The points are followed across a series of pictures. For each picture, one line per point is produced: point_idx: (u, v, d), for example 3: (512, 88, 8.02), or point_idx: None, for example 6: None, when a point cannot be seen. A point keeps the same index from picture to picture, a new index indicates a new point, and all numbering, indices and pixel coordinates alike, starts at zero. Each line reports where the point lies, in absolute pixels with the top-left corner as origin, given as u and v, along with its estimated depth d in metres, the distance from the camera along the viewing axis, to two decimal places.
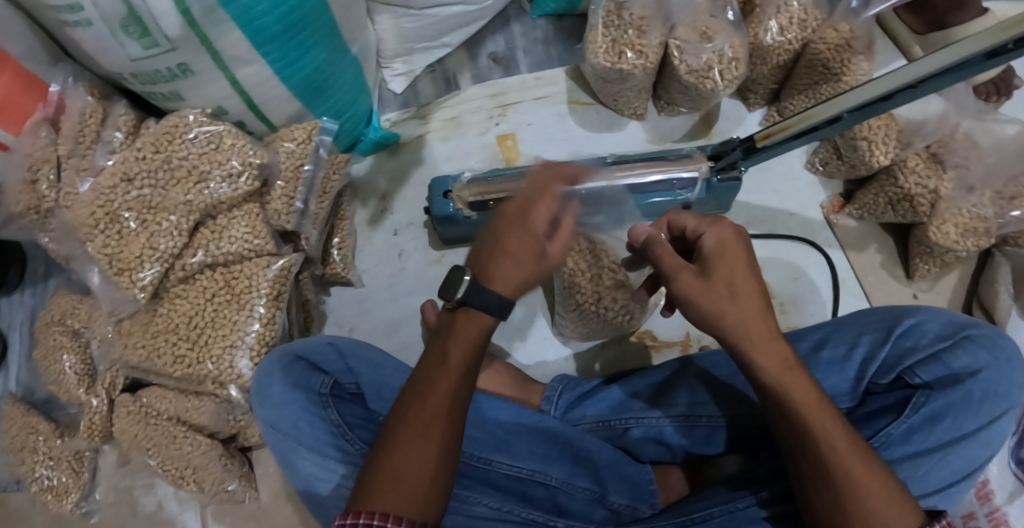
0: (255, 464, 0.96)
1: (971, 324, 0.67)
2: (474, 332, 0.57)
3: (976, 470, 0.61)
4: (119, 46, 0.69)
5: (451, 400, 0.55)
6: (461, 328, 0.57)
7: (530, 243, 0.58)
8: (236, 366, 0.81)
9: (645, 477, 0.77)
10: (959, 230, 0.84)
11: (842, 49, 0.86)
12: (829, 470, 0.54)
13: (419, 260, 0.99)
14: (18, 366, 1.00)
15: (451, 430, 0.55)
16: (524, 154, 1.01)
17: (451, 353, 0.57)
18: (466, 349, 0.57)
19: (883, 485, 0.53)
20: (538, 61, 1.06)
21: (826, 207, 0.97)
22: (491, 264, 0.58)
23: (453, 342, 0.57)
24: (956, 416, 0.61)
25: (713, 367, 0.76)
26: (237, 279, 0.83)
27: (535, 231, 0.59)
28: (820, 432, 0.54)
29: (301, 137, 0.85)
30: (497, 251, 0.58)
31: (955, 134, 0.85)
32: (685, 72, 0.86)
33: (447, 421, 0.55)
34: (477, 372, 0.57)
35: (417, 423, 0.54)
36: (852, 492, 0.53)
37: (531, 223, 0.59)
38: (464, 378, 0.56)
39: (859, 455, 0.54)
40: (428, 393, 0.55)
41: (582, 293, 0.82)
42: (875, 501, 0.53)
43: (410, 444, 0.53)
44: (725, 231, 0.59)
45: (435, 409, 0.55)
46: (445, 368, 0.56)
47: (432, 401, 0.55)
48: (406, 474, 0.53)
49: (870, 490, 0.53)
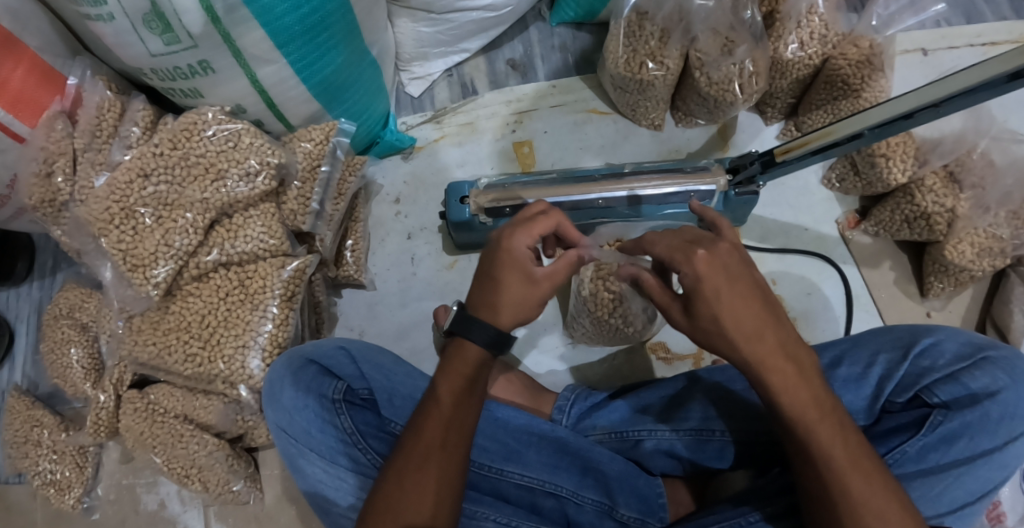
0: (260, 465, 0.96)
1: (989, 345, 0.66)
2: (465, 366, 0.60)
3: (989, 492, 0.61)
4: (140, 41, 0.69)
5: (444, 432, 0.58)
6: (454, 366, 0.60)
7: (519, 275, 0.60)
8: (247, 366, 0.81)
9: (656, 490, 0.75)
10: (974, 250, 0.84)
11: (863, 65, 0.86)
12: (826, 483, 0.54)
13: (430, 265, 0.99)
14: (24, 358, 0.99)
15: (448, 462, 0.58)
16: (540, 162, 1.01)
17: (441, 386, 0.60)
18: (456, 385, 0.60)
19: (883, 503, 0.52)
20: (555, 69, 1.06)
21: (841, 223, 0.97)
22: (482, 299, 0.61)
23: (442, 377, 0.60)
24: (972, 437, 0.61)
25: (726, 383, 0.75)
26: (250, 279, 0.83)
27: (520, 258, 0.61)
28: (818, 446, 0.54)
29: (318, 138, 0.85)
30: (485, 286, 0.62)
31: (972, 153, 0.85)
32: (706, 84, 0.87)
33: (442, 454, 0.58)
34: (469, 402, 0.60)
35: (413, 456, 0.58)
36: (848, 510, 0.52)
37: (515, 257, 0.61)
38: (459, 411, 0.59)
39: (862, 469, 0.53)
40: (422, 428, 0.59)
41: (602, 303, 0.82)
42: (872, 520, 0.52)
43: (408, 478, 0.57)
44: (699, 264, 0.55)
45: (429, 442, 0.58)
46: (437, 400, 0.59)
47: (427, 435, 0.58)
48: (404, 506, 0.57)
49: (870, 508, 0.52)
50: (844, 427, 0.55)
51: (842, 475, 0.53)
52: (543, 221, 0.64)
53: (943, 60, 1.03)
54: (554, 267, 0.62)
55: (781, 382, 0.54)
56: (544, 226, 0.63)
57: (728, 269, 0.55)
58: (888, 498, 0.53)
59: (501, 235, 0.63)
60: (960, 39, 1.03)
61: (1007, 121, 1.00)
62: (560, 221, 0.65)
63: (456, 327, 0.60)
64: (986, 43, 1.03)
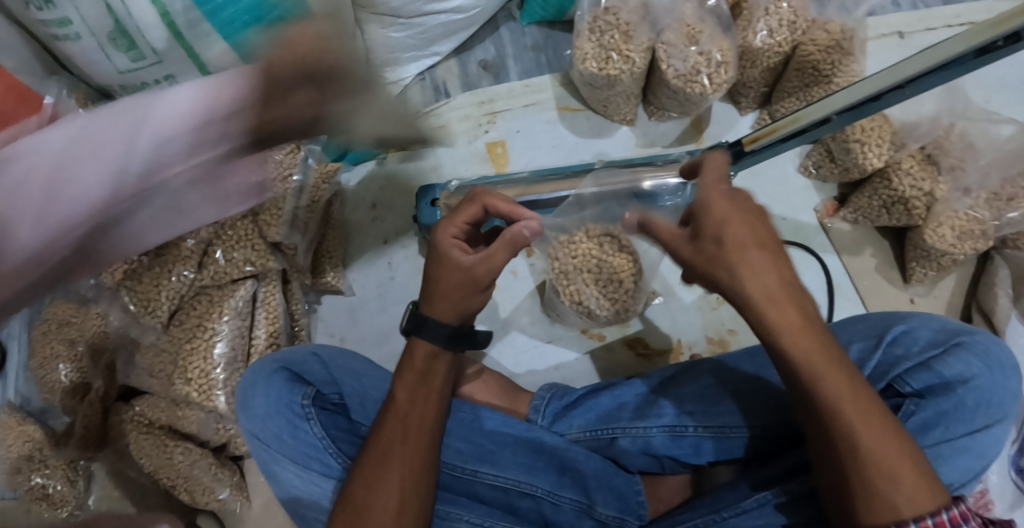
0: (246, 473, 0.96)
1: (964, 331, 0.65)
2: (417, 362, 0.65)
3: (969, 483, 0.58)
4: (108, 59, 0.70)
5: (402, 428, 0.62)
6: (408, 363, 0.65)
7: (450, 262, 0.63)
8: (211, 374, 0.82)
9: (634, 488, 0.76)
10: (955, 233, 0.82)
11: (833, 50, 0.85)
12: (836, 440, 0.53)
13: (408, 269, 0.99)
14: (16, 375, 1.00)
15: (408, 458, 0.61)
16: (513, 161, 1.01)
17: (397, 388, 0.64)
18: (410, 381, 0.64)
19: (895, 462, 0.51)
20: (527, 68, 1.05)
21: (820, 211, 0.95)
22: (437, 303, 0.64)
23: (399, 384, 0.64)
24: (948, 425, 0.59)
25: (701, 377, 0.75)
26: (216, 301, 0.84)
27: (450, 256, 0.63)
28: (825, 402, 0.53)
29: (289, 147, 0.83)
30: (433, 284, 0.64)
31: (949, 134, 0.84)
32: (673, 76, 0.85)
33: (403, 449, 0.61)
34: (423, 398, 0.64)
35: (374, 453, 0.61)
36: (859, 468, 0.52)
37: (443, 248, 0.64)
38: (417, 407, 0.63)
39: (871, 427, 0.52)
40: (381, 428, 0.62)
41: (567, 288, 0.81)
42: (884, 480, 0.51)
43: (370, 475, 0.60)
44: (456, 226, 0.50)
45: (389, 438, 0.61)
46: (393, 401, 0.64)
47: (386, 433, 0.62)
48: (372, 504, 0.59)
49: (882, 467, 0.51)
50: (857, 386, 0.53)
51: (849, 428, 0.52)
52: (465, 211, 0.67)
53: (920, 42, 1.01)
54: (488, 250, 0.62)
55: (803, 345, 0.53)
56: (467, 214, 0.67)
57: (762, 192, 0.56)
58: (898, 458, 0.52)
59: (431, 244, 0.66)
60: (938, 21, 1.02)
61: (987, 102, 0.99)
62: (485, 204, 0.67)
63: (409, 326, 0.65)
64: (964, 23, 1.01)
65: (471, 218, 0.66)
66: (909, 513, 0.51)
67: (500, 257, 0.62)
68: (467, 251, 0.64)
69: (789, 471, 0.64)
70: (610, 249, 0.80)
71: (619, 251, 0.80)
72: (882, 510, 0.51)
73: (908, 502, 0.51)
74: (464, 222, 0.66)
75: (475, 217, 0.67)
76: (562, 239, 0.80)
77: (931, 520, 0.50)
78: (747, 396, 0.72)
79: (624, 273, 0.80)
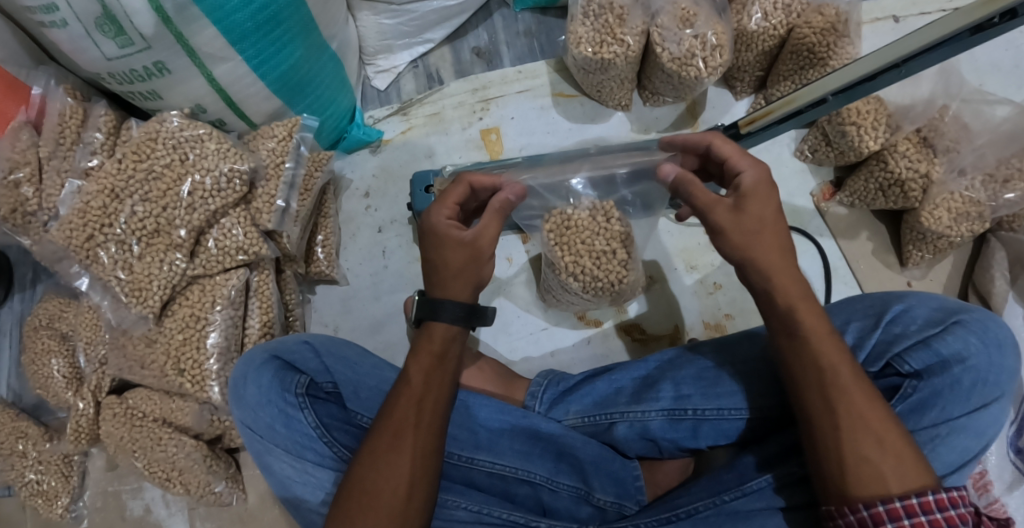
0: (241, 466, 0.95)
1: (962, 309, 0.65)
2: (434, 344, 0.64)
3: (968, 461, 0.59)
4: (95, 46, 0.68)
5: (416, 414, 0.61)
6: (424, 345, 0.65)
7: (453, 241, 0.65)
8: (204, 365, 0.81)
9: (632, 473, 0.75)
10: (951, 215, 0.82)
11: (828, 33, 0.84)
12: (833, 408, 0.55)
13: (403, 257, 0.99)
14: (7, 372, 0.99)
15: (420, 441, 0.61)
16: (508, 148, 1.01)
17: (411, 369, 0.64)
18: (425, 365, 0.64)
19: (882, 428, 0.54)
20: (520, 54, 1.05)
21: (815, 195, 0.95)
22: (449, 285, 0.65)
23: (415, 366, 0.63)
24: (944, 405, 0.59)
25: (699, 358, 0.75)
26: (203, 290, 0.82)
27: (459, 240, 0.65)
28: (829, 366, 0.57)
29: (281, 134, 0.85)
30: (441, 268, 0.65)
31: (944, 116, 0.83)
32: (668, 60, 0.85)
33: (416, 434, 0.61)
34: (439, 378, 0.63)
35: (385, 438, 0.60)
36: (848, 435, 0.54)
37: (439, 229, 0.66)
38: (432, 390, 0.63)
39: (869, 401, 0.55)
40: (393, 408, 0.62)
41: (561, 266, 0.80)
42: (871, 450, 0.54)
43: (383, 461, 0.59)
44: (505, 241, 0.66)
45: (402, 422, 0.61)
46: (408, 382, 0.63)
47: (398, 416, 0.61)
48: (380, 487, 0.59)
49: (872, 433, 0.54)
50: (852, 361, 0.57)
51: (852, 401, 0.55)
52: (455, 191, 0.69)
53: (914, 26, 1.01)
54: (482, 224, 0.66)
55: (811, 323, 0.58)
56: (457, 195, 0.69)
57: (767, 187, 0.61)
58: (888, 429, 0.54)
59: (429, 224, 0.66)
60: (932, 5, 1.01)
61: (982, 84, 0.98)
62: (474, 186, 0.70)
63: (421, 313, 0.65)
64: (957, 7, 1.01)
65: (461, 199, 0.68)
66: (896, 486, 0.53)
67: (493, 230, 0.66)
68: (461, 227, 0.66)
69: (785, 452, 0.65)
70: (602, 223, 0.79)
71: (610, 223, 0.79)
72: (869, 481, 0.53)
73: (895, 475, 0.53)
74: (455, 201, 0.68)
75: (464, 197, 0.69)
76: (555, 214, 0.80)
77: (918, 499, 0.52)
78: (745, 379, 0.71)
79: (618, 244, 0.79)
